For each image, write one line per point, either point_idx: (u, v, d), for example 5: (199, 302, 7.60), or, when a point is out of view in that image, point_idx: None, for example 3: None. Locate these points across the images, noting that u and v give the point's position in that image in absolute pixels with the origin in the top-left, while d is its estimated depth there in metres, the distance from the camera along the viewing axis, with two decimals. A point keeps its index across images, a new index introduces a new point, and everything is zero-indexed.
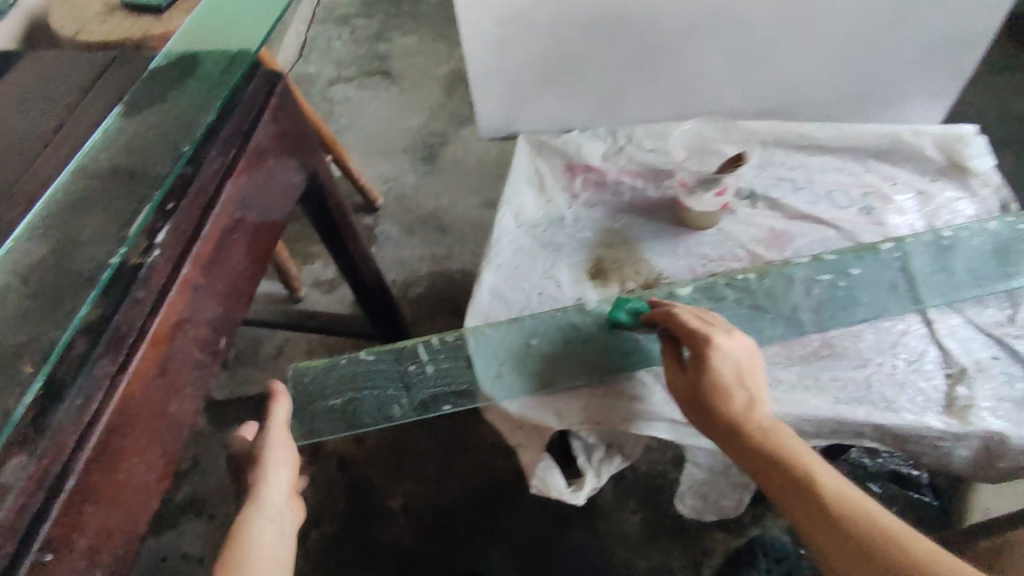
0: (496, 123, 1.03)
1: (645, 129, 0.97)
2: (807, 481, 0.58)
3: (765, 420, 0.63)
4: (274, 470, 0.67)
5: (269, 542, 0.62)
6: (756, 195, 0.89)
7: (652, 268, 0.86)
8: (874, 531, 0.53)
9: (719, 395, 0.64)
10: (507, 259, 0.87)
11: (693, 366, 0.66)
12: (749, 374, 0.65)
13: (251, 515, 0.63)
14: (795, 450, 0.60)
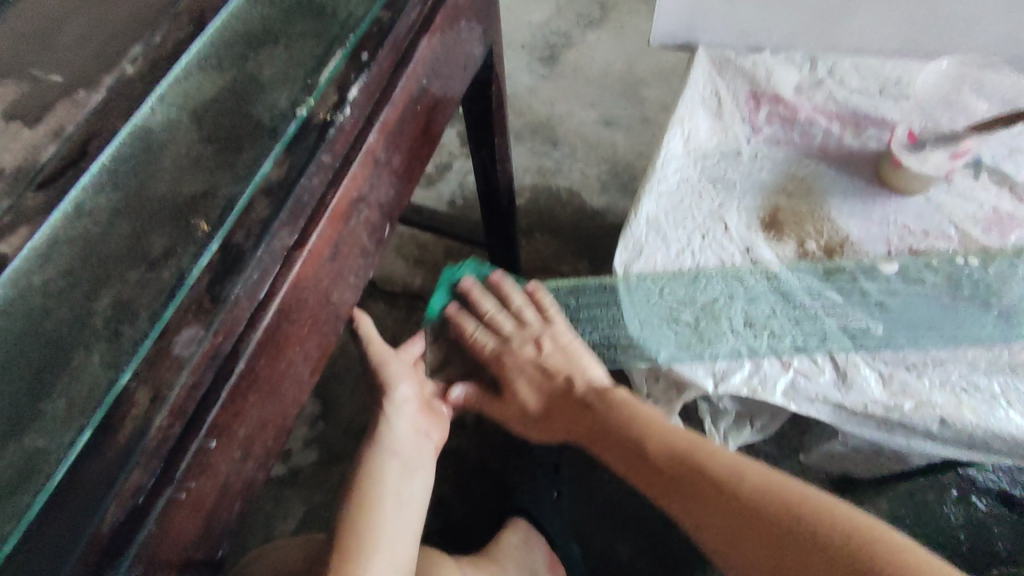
0: (673, 30, 0.89)
1: (854, 63, 0.82)
2: (636, 443, 0.63)
3: (587, 393, 0.70)
4: (397, 413, 0.68)
5: (392, 484, 0.65)
6: (983, 165, 0.74)
7: (839, 228, 0.74)
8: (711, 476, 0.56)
9: (532, 397, 0.73)
10: (671, 189, 0.76)
11: (505, 380, 0.73)
12: (562, 359, 0.72)
13: (376, 455, 0.65)
14: (619, 416, 0.66)
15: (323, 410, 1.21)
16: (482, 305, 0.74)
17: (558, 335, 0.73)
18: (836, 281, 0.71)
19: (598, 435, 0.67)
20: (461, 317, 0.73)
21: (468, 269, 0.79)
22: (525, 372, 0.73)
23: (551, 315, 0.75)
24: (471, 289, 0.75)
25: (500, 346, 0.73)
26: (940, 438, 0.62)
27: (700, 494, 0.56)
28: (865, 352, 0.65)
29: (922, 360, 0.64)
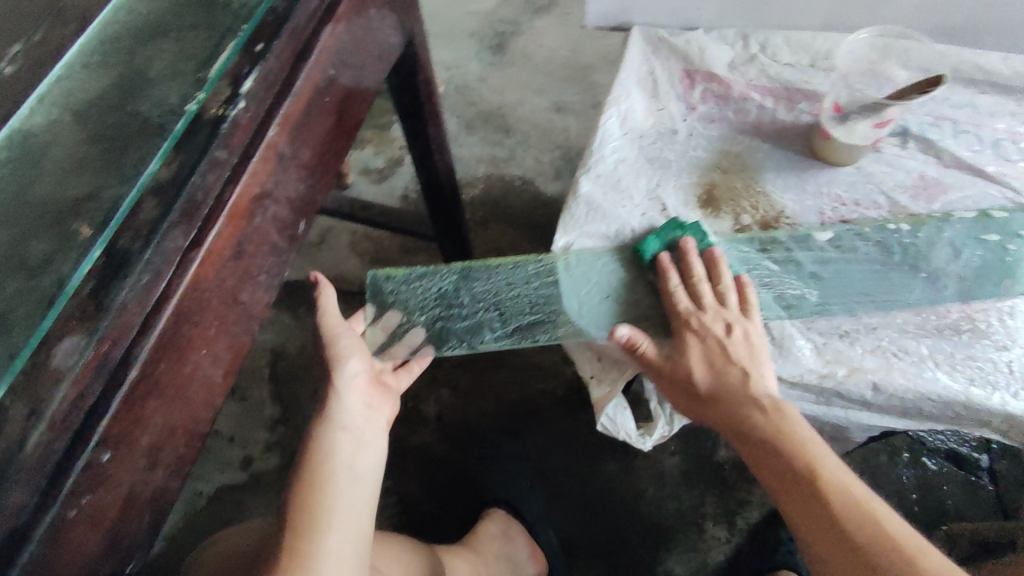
0: (607, 11, 0.88)
1: (784, 38, 0.82)
2: (777, 447, 0.58)
3: (765, 398, 0.60)
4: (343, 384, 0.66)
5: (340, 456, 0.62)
6: (909, 133, 0.76)
7: (774, 202, 0.75)
8: (842, 505, 0.53)
9: (704, 375, 0.63)
10: (609, 169, 0.76)
11: (680, 344, 0.65)
12: (747, 354, 0.63)
13: (326, 422, 0.63)
14: (781, 428, 0.58)
15: (283, 414, 1.20)
16: (693, 270, 0.67)
17: (754, 332, 0.64)
18: (771, 254, 0.72)
19: (755, 435, 0.59)
20: (667, 272, 0.67)
21: (693, 229, 0.70)
22: (706, 345, 0.64)
23: (751, 308, 0.66)
24: (687, 249, 0.68)
25: (692, 310, 0.66)
26: (875, 405, 0.62)
27: (814, 512, 0.54)
28: (799, 321, 0.67)
29: (854, 327, 0.66)
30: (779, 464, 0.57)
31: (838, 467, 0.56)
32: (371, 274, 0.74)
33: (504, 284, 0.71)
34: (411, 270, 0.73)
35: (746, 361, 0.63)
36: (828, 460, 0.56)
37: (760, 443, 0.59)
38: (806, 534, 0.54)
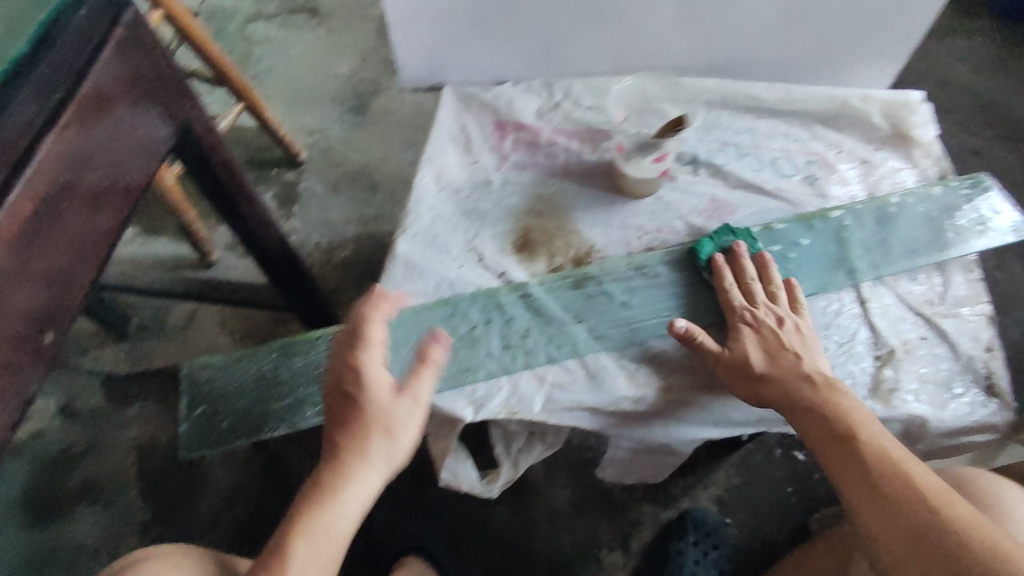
0: (419, 72, 0.92)
1: (584, 84, 0.88)
2: (842, 425, 0.60)
3: (817, 376, 0.64)
4: (374, 426, 0.57)
5: (347, 510, 0.56)
6: (698, 160, 0.83)
7: (584, 238, 0.79)
8: (908, 488, 0.56)
9: (762, 359, 0.65)
10: (426, 227, 0.78)
11: (737, 334, 0.68)
12: (798, 342, 0.67)
13: (347, 470, 0.56)
14: (842, 409, 0.61)
15: (155, 513, 1.13)
16: (748, 273, 0.72)
17: (804, 327, 0.69)
18: (586, 289, 0.74)
19: (802, 408, 0.62)
20: (722, 274, 0.72)
21: (725, 232, 0.76)
22: (760, 333, 0.67)
23: (800, 306, 0.71)
24: (741, 255, 0.73)
25: (746, 306, 0.70)
26: (686, 420, 0.68)
27: (854, 467, 0.58)
28: (613, 351, 0.71)
29: (662, 347, 0.71)
30: (844, 441, 0.60)
31: (880, 434, 0.60)
32: (182, 369, 0.70)
33: (321, 356, 0.70)
34: (225, 357, 0.70)
35: (804, 350, 0.66)
36: (871, 426, 0.61)
37: (811, 415, 0.62)
38: (843, 483, 0.59)
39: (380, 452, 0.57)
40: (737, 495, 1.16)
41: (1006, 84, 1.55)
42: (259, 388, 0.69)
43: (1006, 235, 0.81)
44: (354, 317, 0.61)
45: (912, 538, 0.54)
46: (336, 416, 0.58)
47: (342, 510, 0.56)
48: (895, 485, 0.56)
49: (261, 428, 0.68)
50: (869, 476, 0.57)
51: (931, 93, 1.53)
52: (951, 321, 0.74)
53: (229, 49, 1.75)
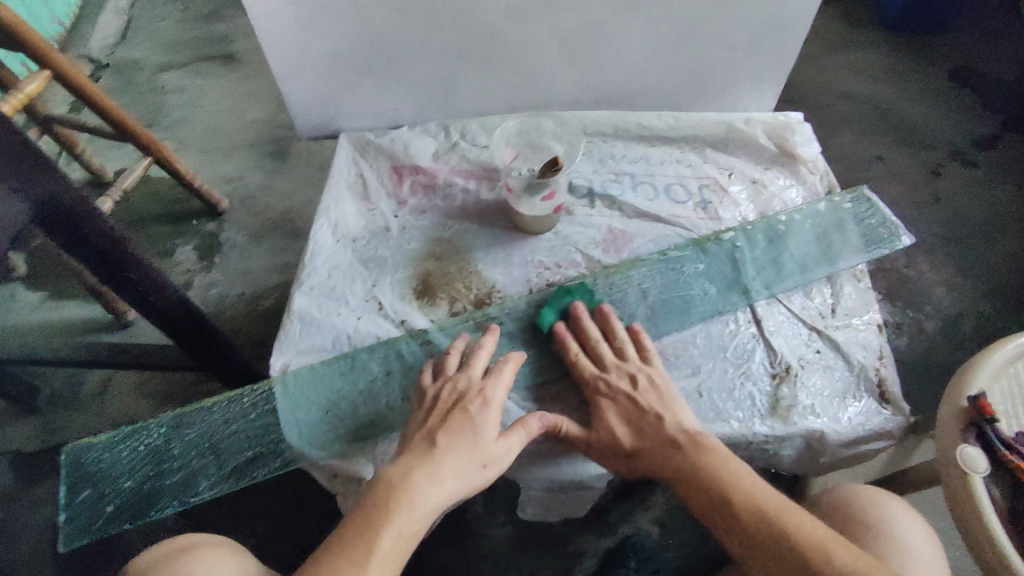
0: (315, 123, 0.91)
1: (479, 124, 0.89)
2: (713, 487, 0.59)
3: (680, 434, 0.63)
4: (473, 437, 0.60)
5: (433, 497, 0.56)
6: (594, 193, 0.85)
7: (485, 278, 0.79)
8: (786, 540, 0.53)
9: (626, 432, 0.65)
10: (323, 280, 0.76)
11: (597, 407, 0.67)
12: (655, 398, 0.66)
13: (444, 462, 0.58)
14: (711, 466, 0.60)
15: None
16: (591, 333, 0.71)
17: (657, 375, 0.68)
18: (487, 331, 0.73)
19: (682, 477, 0.61)
20: (567, 342, 0.71)
21: (575, 292, 0.75)
22: (616, 401, 0.66)
23: (649, 354, 0.70)
24: (581, 314, 0.72)
25: (597, 372, 0.69)
26: (592, 456, 0.68)
27: (739, 534, 0.56)
28: (515, 393, 0.70)
29: (564, 386, 0.71)
30: (719, 505, 0.58)
31: (757, 489, 0.58)
32: (67, 451, 0.67)
33: (220, 426, 0.67)
34: (113, 433, 0.67)
35: (660, 407, 0.65)
36: (748, 480, 0.58)
37: (687, 484, 0.60)
38: (742, 553, 0.56)
39: (479, 460, 0.59)
40: (677, 516, 1.14)
41: (904, 91, 1.62)
42: (148, 467, 0.66)
43: (897, 243, 0.82)
44: (483, 358, 0.67)
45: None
46: (451, 433, 0.60)
47: (429, 495, 0.56)
48: (774, 540, 0.54)
49: (149, 509, 0.64)
50: (753, 538, 0.55)
51: (833, 105, 1.60)
52: (843, 331, 0.77)
53: (143, 105, 1.71)
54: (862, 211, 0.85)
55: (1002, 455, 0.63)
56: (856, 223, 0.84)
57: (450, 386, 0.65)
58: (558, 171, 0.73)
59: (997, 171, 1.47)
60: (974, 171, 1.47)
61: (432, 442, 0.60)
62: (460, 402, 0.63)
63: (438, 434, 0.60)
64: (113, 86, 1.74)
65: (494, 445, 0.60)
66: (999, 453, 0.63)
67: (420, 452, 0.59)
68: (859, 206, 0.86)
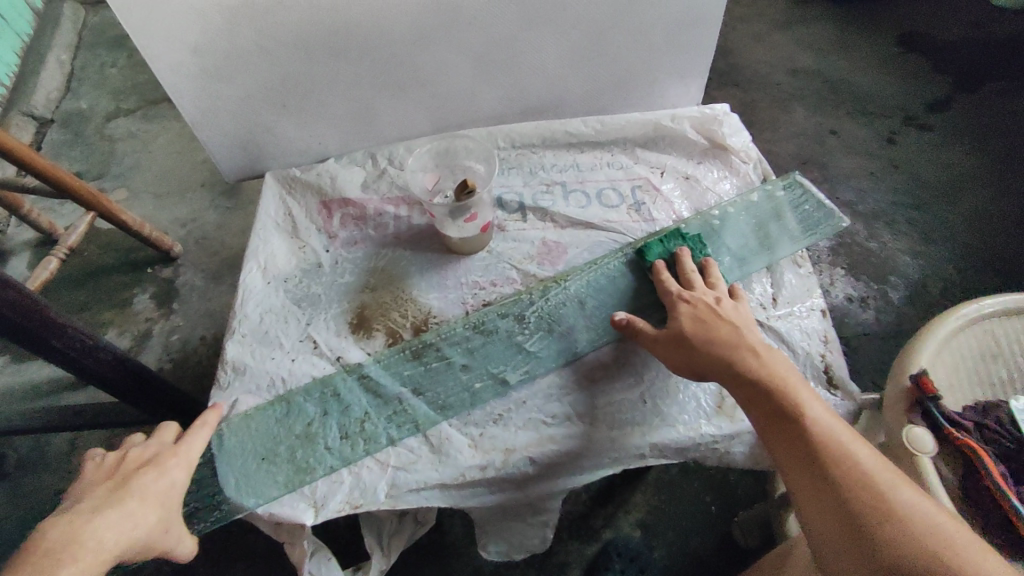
0: (242, 164, 0.90)
1: (405, 148, 0.89)
2: (790, 398, 0.57)
3: (759, 348, 0.61)
4: (166, 493, 0.56)
5: (117, 541, 0.50)
6: (525, 207, 0.84)
7: (421, 305, 0.77)
8: (850, 459, 0.52)
9: (699, 331, 0.63)
10: (255, 324, 0.75)
11: (674, 312, 0.66)
12: (738, 318, 0.65)
13: (138, 499, 0.54)
14: (787, 381, 0.58)
15: None
16: (688, 266, 0.72)
17: (742, 307, 0.68)
18: (423, 358, 0.72)
19: (743, 376, 0.59)
20: (662, 272, 0.72)
21: (677, 235, 0.77)
22: (695, 308, 0.66)
23: (740, 298, 0.70)
24: (684, 256, 0.73)
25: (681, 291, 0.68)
26: (539, 477, 0.66)
27: (803, 443, 0.54)
28: (457, 420, 0.69)
29: (505, 408, 0.70)
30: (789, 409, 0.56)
31: (831, 419, 0.56)
32: None
33: None
34: None
35: (746, 327, 0.64)
36: (819, 404, 0.57)
37: (757, 388, 0.58)
38: (790, 471, 0.54)
39: (166, 520, 0.55)
40: (662, 514, 1.04)
41: (859, 63, 1.58)
42: None
43: (829, 228, 0.83)
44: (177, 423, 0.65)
45: (853, 521, 0.49)
46: (141, 469, 0.57)
47: (115, 536, 0.50)
48: (836, 457, 0.52)
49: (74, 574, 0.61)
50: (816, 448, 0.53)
51: (783, 83, 1.58)
52: (784, 321, 0.76)
53: (89, 151, 1.64)
54: (798, 198, 0.84)
55: (947, 431, 0.62)
56: (793, 209, 0.83)
57: (141, 447, 0.60)
58: (472, 191, 0.72)
59: (955, 131, 1.43)
60: (931, 134, 1.44)
61: (120, 487, 0.54)
62: (154, 460, 0.58)
63: (130, 482, 0.55)
64: (58, 137, 1.67)
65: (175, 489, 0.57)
66: (944, 431, 0.62)
67: (104, 496, 0.53)
68: (792, 193, 0.85)
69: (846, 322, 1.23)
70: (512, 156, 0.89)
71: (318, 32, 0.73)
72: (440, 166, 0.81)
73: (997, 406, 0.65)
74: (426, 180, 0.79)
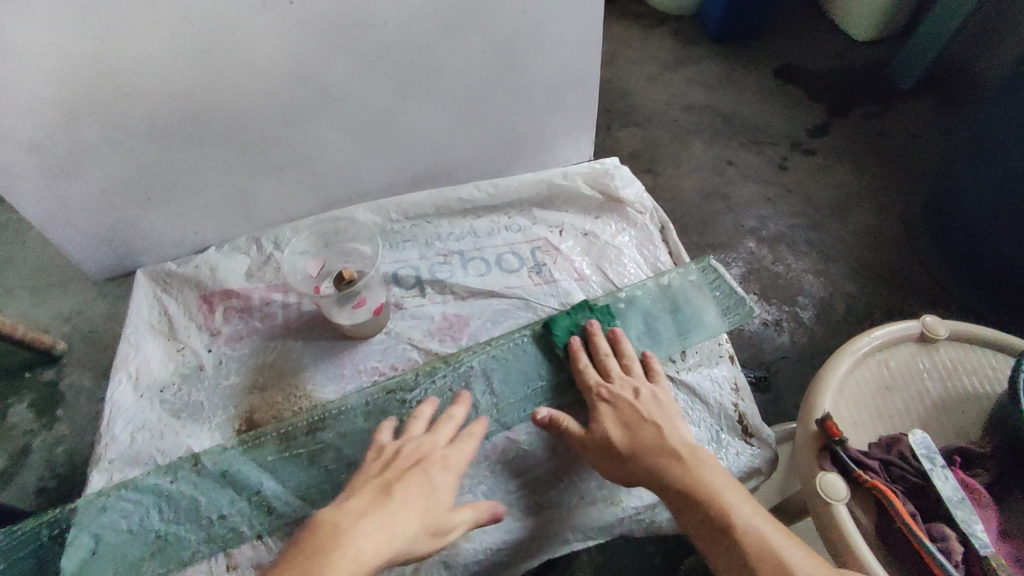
0: (108, 260, 0.82)
1: (291, 229, 0.84)
2: (713, 500, 0.54)
3: (680, 448, 0.60)
4: (419, 499, 0.55)
5: (382, 549, 0.49)
6: (423, 280, 0.80)
7: (315, 401, 0.71)
8: (780, 562, 0.49)
9: (621, 436, 0.62)
10: (125, 447, 0.67)
11: (595, 413, 0.65)
12: (657, 411, 0.64)
13: (409, 488, 0.55)
14: (712, 481, 0.56)
15: None
16: (603, 350, 0.70)
17: (662, 394, 0.66)
18: (322, 461, 0.66)
19: (669, 486, 0.57)
20: (579, 358, 0.69)
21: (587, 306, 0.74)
22: (616, 408, 0.64)
23: (660, 382, 0.68)
24: (597, 334, 0.71)
25: (600, 385, 0.67)
26: None
27: (731, 550, 0.51)
28: None
29: None
30: (714, 512, 0.53)
31: (759, 517, 0.53)
32: None
33: None
34: None
35: (669, 423, 0.63)
36: (745, 501, 0.54)
37: (681, 492, 0.56)
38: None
39: (419, 527, 0.53)
40: None
41: (741, 95, 1.67)
42: None
43: (742, 318, 0.79)
44: (427, 415, 0.65)
45: None
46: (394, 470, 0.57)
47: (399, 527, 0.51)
48: (767, 562, 0.49)
49: None
50: (745, 554, 0.50)
51: (679, 119, 1.63)
52: (693, 373, 0.75)
53: None
54: (711, 284, 0.79)
55: (857, 475, 0.62)
56: (707, 297, 0.79)
57: (414, 444, 0.61)
58: (353, 283, 0.69)
59: (835, 155, 1.53)
60: (815, 159, 1.53)
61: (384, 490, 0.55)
62: (423, 461, 0.59)
63: (396, 480, 0.56)
64: None
65: (456, 465, 0.60)
66: (854, 474, 0.62)
67: (353, 514, 0.51)
68: (707, 279, 0.80)
69: (765, 347, 1.25)
70: (406, 228, 0.85)
71: (174, 119, 0.68)
72: (326, 248, 0.78)
73: (899, 441, 0.65)
74: (312, 267, 0.76)
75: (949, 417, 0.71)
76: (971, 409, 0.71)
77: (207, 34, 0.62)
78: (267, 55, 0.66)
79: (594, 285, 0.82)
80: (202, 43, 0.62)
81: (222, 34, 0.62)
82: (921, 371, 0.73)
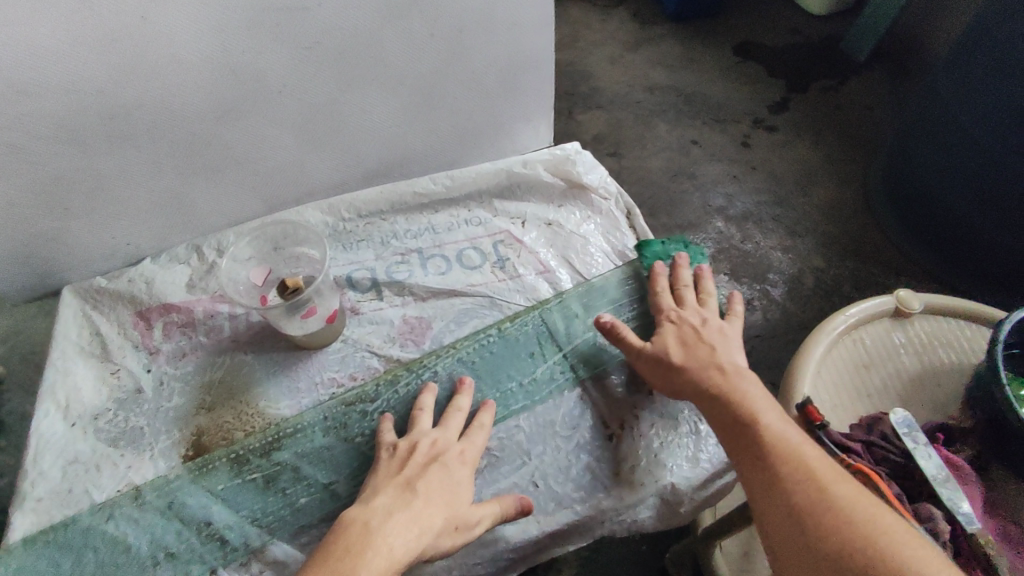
0: (30, 280, 0.75)
1: (235, 235, 0.78)
2: (747, 408, 0.53)
3: (731, 366, 0.58)
4: (443, 494, 0.53)
5: (409, 547, 0.48)
6: (380, 283, 0.76)
7: (269, 418, 0.66)
8: (794, 460, 0.47)
9: (679, 351, 0.61)
10: (54, 483, 0.61)
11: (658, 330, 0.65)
12: (718, 338, 0.62)
13: (430, 484, 0.54)
14: (751, 395, 0.54)
15: None
16: (683, 281, 0.70)
17: (729, 329, 0.64)
18: (278, 486, 0.61)
19: (710, 394, 0.56)
20: (658, 283, 0.70)
21: (663, 249, 0.76)
22: (679, 328, 0.64)
23: (732, 318, 0.66)
24: (680, 267, 0.71)
25: (667, 311, 0.66)
26: None
27: (754, 451, 0.50)
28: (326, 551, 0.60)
29: None
30: (746, 420, 0.52)
31: (787, 429, 0.51)
32: None
33: None
34: None
35: (729, 349, 0.60)
36: (778, 415, 0.52)
37: (720, 400, 0.55)
38: (743, 473, 0.50)
39: (444, 524, 0.52)
40: None
41: (701, 73, 1.65)
42: None
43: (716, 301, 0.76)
44: (457, 410, 0.62)
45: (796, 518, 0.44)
46: (409, 466, 0.56)
47: (423, 526, 0.50)
48: (783, 460, 0.48)
49: None
50: (767, 452, 0.49)
51: (641, 100, 1.60)
52: None
53: None
54: (684, 269, 0.77)
55: (839, 459, 0.59)
56: None
57: (430, 439, 0.58)
58: (294, 292, 0.63)
59: (797, 130, 1.52)
60: (778, 135, 1.51)
61: (409, 485, 0.53)
62: (441, 457, 0.57)
63: (417, 477, 0.54)
64: None
65: (472, 458, 0.58)
66: (837, 458, 0.60)
67: (373, 514, 0.50)
68: (678, 264, 0.77)
69: None
70: (359, 227, 0.80)
71: (89, 121, 0.62)
72: (271, 255, 0.73)
73: (880, 420, 0.64)
74: (258, 276, 0.71)
75: (928, 391, 0.70)
76: (948, 381, 0.70)
77: (116, 22, 0.56)
78: (185, 42, 0.60)
79: (562, 277, 0.78)
80: (113, 33, 0.56)
81: (133, 24, 0.57)
82: (898, 347, 0.72)
